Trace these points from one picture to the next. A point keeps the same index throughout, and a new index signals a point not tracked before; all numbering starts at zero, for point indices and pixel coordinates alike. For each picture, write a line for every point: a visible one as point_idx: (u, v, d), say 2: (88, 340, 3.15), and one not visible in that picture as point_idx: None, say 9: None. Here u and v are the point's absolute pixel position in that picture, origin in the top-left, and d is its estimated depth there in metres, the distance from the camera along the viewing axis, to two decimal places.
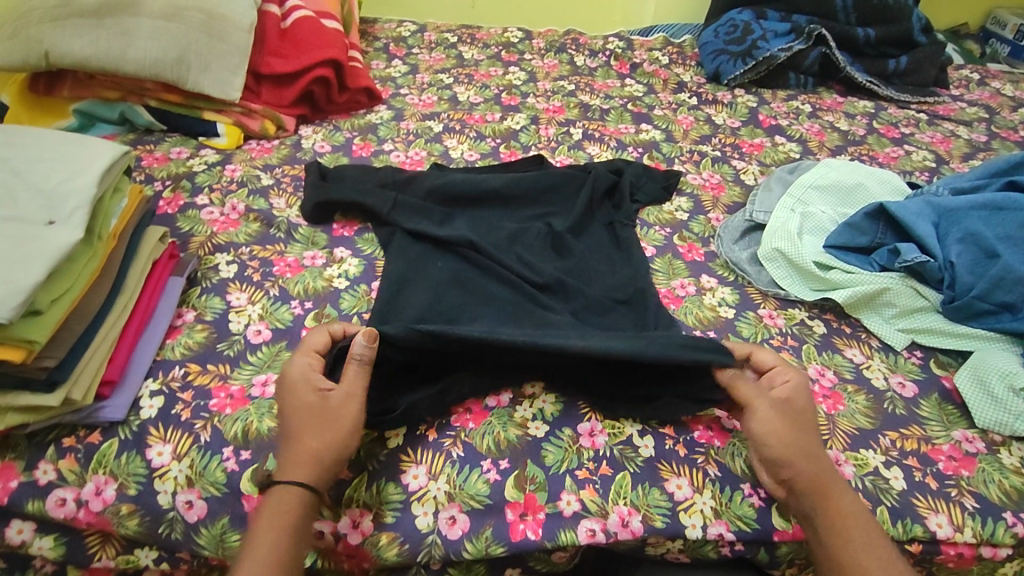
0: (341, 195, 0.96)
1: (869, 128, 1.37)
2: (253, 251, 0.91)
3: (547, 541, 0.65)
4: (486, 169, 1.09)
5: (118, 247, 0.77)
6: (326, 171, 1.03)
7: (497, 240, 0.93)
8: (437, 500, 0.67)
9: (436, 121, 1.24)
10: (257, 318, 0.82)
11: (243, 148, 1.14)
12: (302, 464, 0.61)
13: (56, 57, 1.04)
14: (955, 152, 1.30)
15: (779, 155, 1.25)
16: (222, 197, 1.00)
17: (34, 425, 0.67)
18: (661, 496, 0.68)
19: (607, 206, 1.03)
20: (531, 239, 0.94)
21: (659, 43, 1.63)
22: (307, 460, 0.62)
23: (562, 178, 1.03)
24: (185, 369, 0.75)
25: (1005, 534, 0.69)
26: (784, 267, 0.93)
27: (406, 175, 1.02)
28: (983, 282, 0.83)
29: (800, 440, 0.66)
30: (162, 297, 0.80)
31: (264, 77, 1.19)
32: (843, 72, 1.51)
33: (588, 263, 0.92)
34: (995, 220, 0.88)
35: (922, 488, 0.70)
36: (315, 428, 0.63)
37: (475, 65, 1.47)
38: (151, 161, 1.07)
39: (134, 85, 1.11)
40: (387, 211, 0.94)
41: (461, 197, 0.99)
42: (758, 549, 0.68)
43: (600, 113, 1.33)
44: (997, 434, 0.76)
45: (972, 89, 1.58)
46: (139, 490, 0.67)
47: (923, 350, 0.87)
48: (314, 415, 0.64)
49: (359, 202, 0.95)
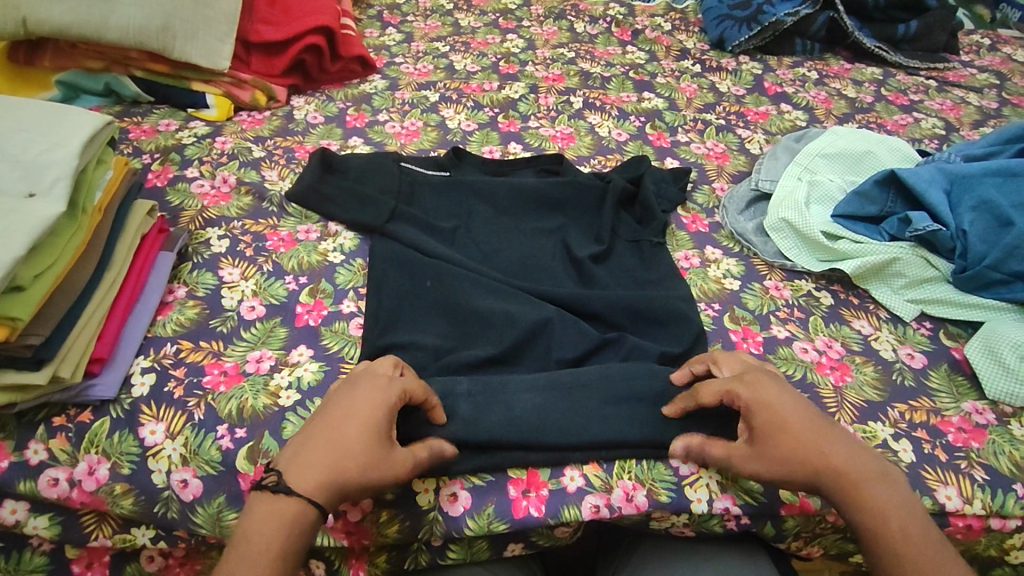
0: (334, 192, 0.90)
1: (878, 95, 1.33)
2: (246, 225, 0.89)
3: (550, 518, 0.64)
4: (507, 163, 1.01)
5: (104, 221, 0.74)
6: (329, 158, 0.95)
7: (507, 265, 0.85)
8: (438, 477, 0.65)
9: (432, 91, 1.20)
10: (251, 294, 0.80)
11: (234, 120, 1.10)
12: (326, 487, 0.56)
13: (36, 24, 0.99)
14: (966, 119, 1.27)
15: (786, 124, 1.21)
16: (213, 169, 0.98)
17: (23, 404, 0.65)
18: (666, 470, 0.67)
19: (629, 210, 0.94)
20: (544, 260, 0.86)
21: (661, 9, 1.58)
22: (329, 477, 0.56)
23: (586, 184, 0.93)
24: (177, 346, 0.73)
25: (1014, 506, 0.67)
26: (791, 238, 0.91)
27: (410, 183, 0.93)
28: (995, 250, 0.81)
29: (802, 449, 0.61)
30: (153, 272, 0.78)
31: (253, 46, 1.14)
32: (850, 38, 1.46)
33: (607, 272, 0.85)
34: (1009, 186, 0.85)
35: (931, 460, 0.69)
36: (359, 456, 0.57)
37: (472, 33, 1.42)
38: (138, 133, 1.04)
39: (118, 54, 1.07)
40: (383, 222, 0.87)
41: (471, 187, 0.93)
42: (764, 522, 0.67)
43: (602, 81, 1.29)
44: (1007, 405, 0.75)
45: (983, 55, 1.54)
46: (132, 469, 0.65)
47: (932, 321, 0.85)
48: (370, 450, 0.58)
49: (359, 199, 0.89)
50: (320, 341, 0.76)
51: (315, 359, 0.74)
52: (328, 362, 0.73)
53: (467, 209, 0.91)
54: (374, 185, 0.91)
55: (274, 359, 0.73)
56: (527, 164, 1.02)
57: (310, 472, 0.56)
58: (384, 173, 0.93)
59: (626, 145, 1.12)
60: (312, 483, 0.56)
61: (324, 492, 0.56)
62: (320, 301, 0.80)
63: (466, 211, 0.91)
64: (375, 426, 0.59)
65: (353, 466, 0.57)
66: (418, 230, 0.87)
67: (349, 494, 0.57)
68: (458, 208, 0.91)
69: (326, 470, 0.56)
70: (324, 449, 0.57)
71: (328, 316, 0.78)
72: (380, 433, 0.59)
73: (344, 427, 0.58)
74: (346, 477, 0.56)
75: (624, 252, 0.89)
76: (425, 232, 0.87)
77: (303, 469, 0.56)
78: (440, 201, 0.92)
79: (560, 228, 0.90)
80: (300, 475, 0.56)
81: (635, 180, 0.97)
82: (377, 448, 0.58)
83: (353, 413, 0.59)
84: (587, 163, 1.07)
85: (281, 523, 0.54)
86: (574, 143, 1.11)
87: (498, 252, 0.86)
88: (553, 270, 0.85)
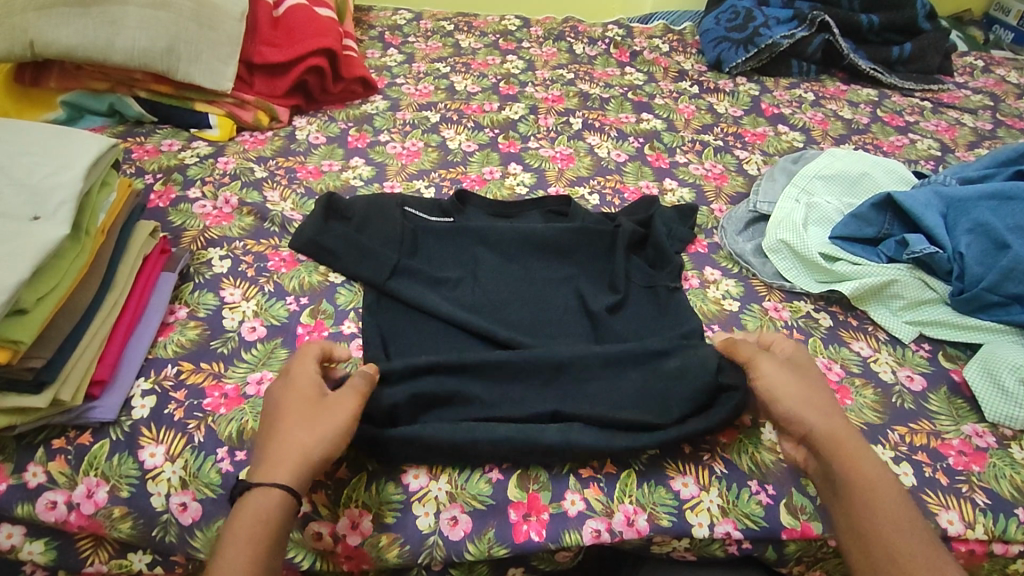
0: (335, 241, 0.87)
1: (874, 116, 1.35)
2: (247, 245, 0.89)
3: (550, 542, 0.63)
4: (514, 206, 0.98)
5: (107, 242, 0.75)
6: (332, 204, 0.93)
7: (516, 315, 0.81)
8: (438, 501, 0.65)
9: (433, 111, 1.22)
10: (252, 315, 0.80)
11: (236, 140, 1.11)
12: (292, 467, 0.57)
13: (42, 47, 1.01)
14: (961, 140, 1.28)
15: (783, 145, 1.23)
16: (215, 190, 0.98)
17: (22, 427, 0.65)
18: (666, 495, 0.67)
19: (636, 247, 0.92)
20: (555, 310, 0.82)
21: (659, 31, 1.60)
22: (292, 458, 0.58)
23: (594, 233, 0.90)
24: (178, 367, 0.73)
25: (1017, 531, 0.67)
26: (789, 259, 0.92)
27: (412, 233, 0.90)
28: (993, 272, 0.82)
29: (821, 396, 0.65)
30: (154, 293, 0.79)
31: (256, 67, 1.16)
32: (846, 60, 1.48)
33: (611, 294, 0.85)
34: (1004, 210, 0.86)
35: (932, 484, 0.69)
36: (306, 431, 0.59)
37: (472, 54, 1.44)
38: (141, 153, 1.04)
39: (123, 75, 1.08)
40: (383, 278, 0.83)
41: (476, 235, 0.90)
42: (766, 547, 0.67)
43: (601, 102, 1.30)
44: (1007, 428, 0.75)
45: (977, 77, 1.56)
46: (131, 493, 0.65)
47: (931, 343, 0.85)
48: (301, 413, 0.61)
49: (361, 250, 0.86)
50: None
51: None
52: None
53: (472, 256, 0.88)
54: (376, 237, 0.88)
55: None
56: (534, 205, 0.99)
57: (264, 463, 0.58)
58: (386, 220, 0.90)
59: (625, 166, 1.13)
60: (267, 470, 0.57)
61: (288, 468, 0.57)
62: (321, 322, 0.80)
63: (471, 260, 0.88)
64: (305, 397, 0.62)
65: (295, 433, 0.59)
66: (421, 283, 0.83)
67: (316, 457, 0.59)
68: (462, 256, 0.89)
69: (275, 452, 0.58)
70: (276, 439, 0.59)
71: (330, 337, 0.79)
72: (305, 398, 0.62)
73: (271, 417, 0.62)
74: (303, 450, 0.58)
75: (639, 298, 0.85)
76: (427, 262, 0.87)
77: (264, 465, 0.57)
78: (444, 247, 0.89)
79: (571, 273, 0.87)
80: (262, 468, 0.58)
81: (644, 223, 0.95)
82: (306, 413, 0.61)
83: (279, 402, 0.62)
84: (587, 184, 1.07)
85: (259, 513, 0.55)
86: (573, 163, 1.12)
87: (507, 299, 0.83)
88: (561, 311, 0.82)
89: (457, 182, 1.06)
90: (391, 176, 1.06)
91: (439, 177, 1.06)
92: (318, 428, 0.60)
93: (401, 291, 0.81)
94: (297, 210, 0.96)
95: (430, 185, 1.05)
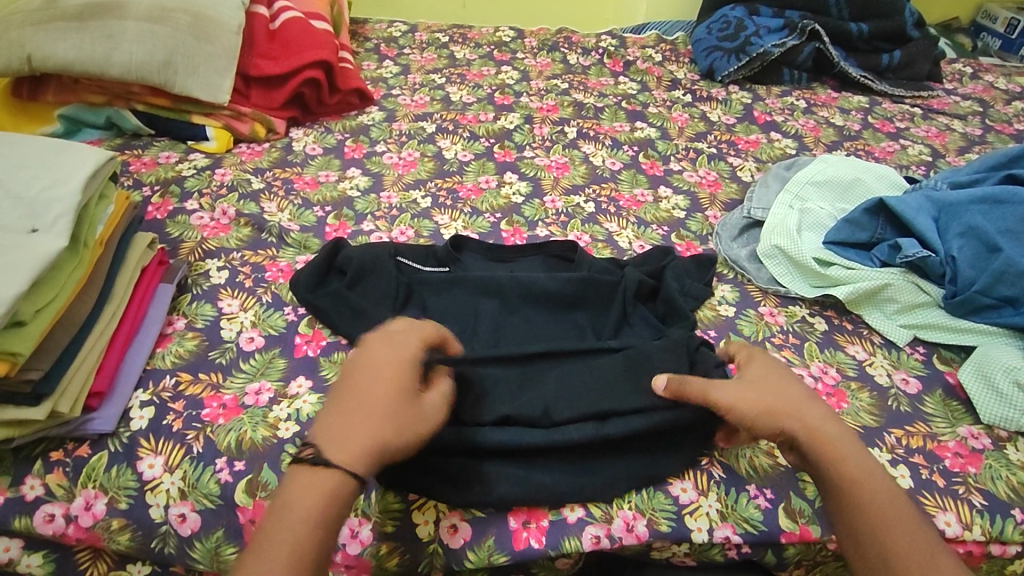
0: (327, 301, 0.81)
1: (865, 123, 1.37)
2: (245, 256, 0.90)
3: (550, 549, 0.63)
4: (518, 249, 0.92)
5: (104, 255, 0.75)
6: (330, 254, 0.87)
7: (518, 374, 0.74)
8: (438, 508, 0.65)
9: (429, 122, 1.23)
10: (250, 325, 0.80)
11: (233, 152, 1.12)
12: (368, 457, 0.54)
13: (40, 61, 1.03)
14: (951, 146, 1.30)
15: (775, 152, 1.24)
16: (212, 202, 0.99)
17: (20, 440, 0.65)
18: (666, 499, 0.67)
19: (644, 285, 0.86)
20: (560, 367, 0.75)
21: (651, 41, 1.62)
22: (368, 446, 0.54)
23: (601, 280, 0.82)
24: (176, 379, 0.73)
25: (1013, 532, 0.67)
26: (784, 264, 0.92)
27: (406, 288, 0.82)
28: (984, 276, 0.82)
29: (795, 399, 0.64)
30: (152, 304, 0.79)
31: (253, 80, 1.17)
32: (836, 67, 1.50)
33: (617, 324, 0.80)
34: (994, 213, 0.87)
35: (929, 486, 0.69)
36: (388, 421, 0.55)
37: (467, 65, 1.45)
38: (139, 166, 1.05)
39: (120, 88, 1.09)
40: None
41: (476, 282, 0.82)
42: (765, 551, 0.67)
43: (595, 111, 1.32)
44: (1003, 429, 0.76)
45: (965, 83, 1.58)
46: (130, 504, 0.65)
47: (925, 346, 0.86)
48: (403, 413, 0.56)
49: (351, 309, 0.80)
50: (319, 372, 0.76)
51: (314, 391, 0.73)
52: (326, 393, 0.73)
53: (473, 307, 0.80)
54: (371, 293, 0.81)
55: (273, 392, 0.73)
56: (537, 251, 0.92)
57: (344, 445, 0.54)
58: (384, 263, 0.84)
59: (620, 174, 1.14)
60: (352, 454, 0.53)
61: (362, 454, 0.54)
62: (318, 332, 0.80)
63: (472, 309, 0.80)
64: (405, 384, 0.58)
65: (386, 424, 0.55)
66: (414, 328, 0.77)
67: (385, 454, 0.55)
68: (462, 304, 0.81)
69: (358, 432, 0.54)
70: (356, 416, 0.55)
71: (327, 346, 0.79)
72: (403, 388, 0.57)
73: (367, 384, 0.57)
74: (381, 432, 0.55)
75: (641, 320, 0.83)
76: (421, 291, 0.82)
77: (343, 437, 0.54)
78: (441, 298, 0.81)
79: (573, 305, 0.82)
80: (340, 440, 0.54)
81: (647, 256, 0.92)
82: (403, 413, 0.56)
83: (376, 368, 0.58)
84: (582, 192, 1.08)
85: (325, 493, 0.52)
86: (568, 172, 1.13)
87: (507, 307, 0.81)
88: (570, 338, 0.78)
89: (453, 191, 1.06)
90: (388, 187, 1.06)
91: (435, 187, 1.07)
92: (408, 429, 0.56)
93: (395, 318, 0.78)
94: (294, 220, 0.97)
95: (426, 195, 1.05)
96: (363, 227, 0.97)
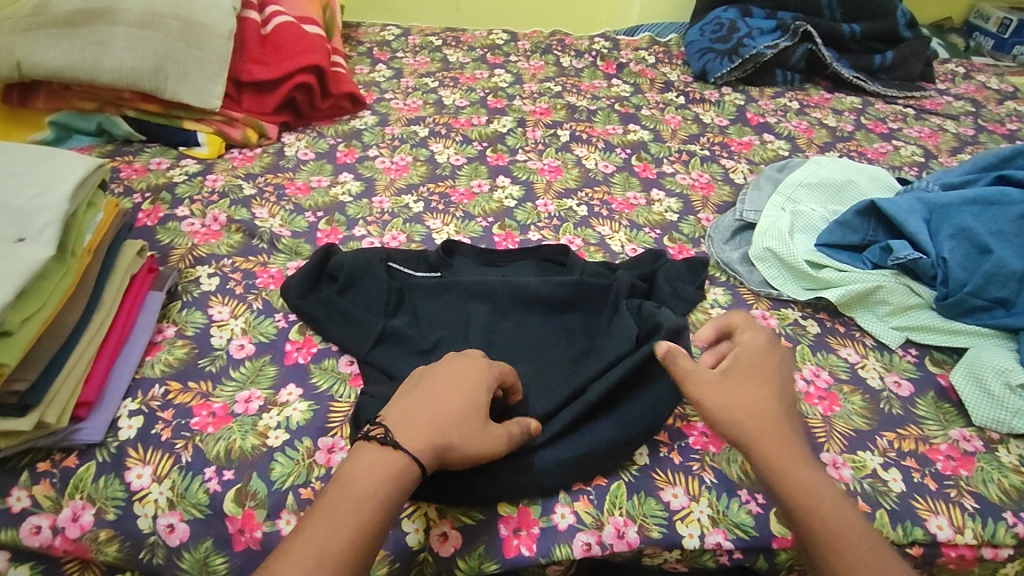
0: (317, 308, 0.80)
1: (858, 124, 1.37)
2: (236, 263, 0.89)
3: (540, 556, 0.63)
4: (510, 253, 0.91)
5: (94, 263, 0.75)
6: (320, 259, 0.86)
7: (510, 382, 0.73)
8: (428, 517, 0.65)
9: (421, 126, 1.23)
10: (240, 332, 0.80)
11: (225, 157, 1.11)
12: (431, 452, 0.56)
13: (29, 68, 1.02)
14: (944, 146, 1.30)
15: (768, 153, 1.24)
16: (203, 208, 0.98)
17: (6, 451, 0.64)
18: (657, 505, 0.67)
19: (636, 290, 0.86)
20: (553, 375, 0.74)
21: (645, 43, 1.62)
22: (432, 443, 0.57)
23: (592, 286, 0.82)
24: (165, 388, 0.73)
25: (1005, 535, 0.67)
26: (776, 267, 0.92)
27: (397, 296, 0.82)
28: (976, 277, 0.82)
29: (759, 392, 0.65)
30: (142, 312, 0.78)
31: (244, 85, 1.16)
32: (829, 68, 1.50)
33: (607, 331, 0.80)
34: (986, 215, 0.87)
35: (921, 490, 0.69)
36: (457, 427, 0.58)
37: (460, 68, 1.45)
38: (129, 173, 1.05)
39: (111, 95, 1.09)
40: (364, 352, 0.76)
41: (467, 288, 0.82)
42: (757, 557, 0.67)
43: (588, 114, 1.31)
44: (995, 432, 0.75)
45: (958, 83, 1.58)
46: (118, 515, 0.64)
47: (917, 348, 0.86)
48: (471, 424, 0.59)
49: (341, 316, 0.79)
50: (309, 379, 0.75)
51: (304, 398, 0.73)
52: (316, 401, 0.73)
53: (465, 312, 0.80)
54: (362, 302, 0.81)
55: (263, 400, 0.73)
56: (529, 255, 0.92)
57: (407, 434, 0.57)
58: (375, 270, 0.83)
59: (612, 177, 1.13)
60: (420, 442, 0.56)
61: (427, 447, 0.56)
62: (309, 338, 0.80)
63: (464, 314, 0.80)
64: (476, 403, 0.60)
65: (454, 428, 0.58)
66: (404, 335, 0.77)
67: (448, 460, 0.58)
68: (453, 309, 0.80)
69: (427, 427, 0.57)
70: (426, 414, 0.58)
71: (318, 353, 0.78)
72: (478, 408, 0.60)
73: (441, 391, 0.60)
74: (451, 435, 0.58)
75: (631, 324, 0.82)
76: (411, 297, 0.82)
77: (408, 431, 0.57)
78: (431, 303, 0.81)
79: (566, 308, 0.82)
80: (405, 428, 0.57)
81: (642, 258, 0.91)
82: (473, 420, 0.59)
83: (458, 383, 0.61)
84: (574, 196, 1.08)
85: (390, 473, 0.54)
86: (561, 176, 1.12)
87: (498, 312, 0.81)
88: (560, 342, 0.78)
89: (445, 195, 1.06)
90: (380, 192, 1.06)
91: (427, 191, 1.07)
92: (474, 442, 0.59)
93: (385, 323, 0.78)
94: (285, 226, 0.97)
95: (418, 200, 1.05)
96: (355, 232, 0.97)
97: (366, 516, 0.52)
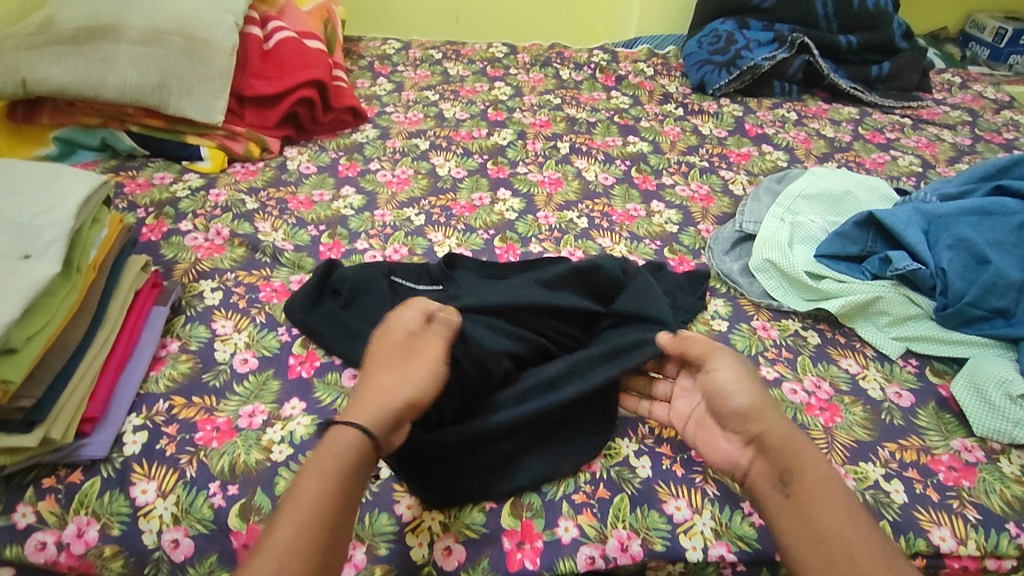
0: (319, 324, 0.81)
1: (855, 134, 1.38)
2: (239, 277, 0.90)
3: (544, 570, 0.63)
4: (511, 266, 0.92)
5: (98, 279, 0.75)
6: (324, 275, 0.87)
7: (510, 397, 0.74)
8: (432, 531, 0.65)
9: (422, 139, 1.24)
10: (244, 346, 0.81)
11: (228, 172, 1.12)
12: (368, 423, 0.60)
13: (34, 84, 1.03)
14: (941, 156, 1.31)
15: (767, 164, 1.25)
16: (206, 222, 0.99)
17: (12, 467, 0.65)
18: (660, 518, 0.67)
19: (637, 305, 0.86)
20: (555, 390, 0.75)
21: (643, 55, 1.64)
22: (367, 410, 0.61)
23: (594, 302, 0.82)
24: (169, 402, 0.73)
25: (1009, 546, 0.67)
26: (776, 278, 0.93)
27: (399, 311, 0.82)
28: (974, 288, 0.83)
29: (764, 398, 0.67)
30: (146, 327, 0.79)
31: (247, 100, 1.17)
32: (826, 79, 1.52)
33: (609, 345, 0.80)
34: (984, 225, 0.88)
35: (923, 501, 0.69)
36: (383, 385, 0.64)
37: (460, 81, 1.46)
38: (133, 188, 1.05)
39: (115, 110, 1.10)
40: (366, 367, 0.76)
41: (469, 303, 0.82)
42: (760, 569, 0.67)
43: (588, 126, 1.32)
44: (996, 442, 0.76)
45: (955, 93, 1.59)
46: (123, 530, 0.64)
47: (918, 358, 0.86)
48: (392, 372, 0.65)
49: (344, 330, 0.80)
50: (313, 394, 0.76)
51: (308, 412, 0.73)
52: (319, 415, 0.73)
53: None
54: (364, 317, 0.81)
55: (266, 414, 0.73)
56: (530, 267, 0.92)
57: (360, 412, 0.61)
58: (377, 285, 0.84)
59: (613, 189, 1.14)
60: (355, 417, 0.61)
61: (364, 415, 0.61)
62: (312, 352, 0.80)
63: None
64: (393, 356, 0.67)
65: (382, 385, 0.64)
66: None
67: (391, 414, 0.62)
68: None
69: (362, 399, 0.63)
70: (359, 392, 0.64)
71: (321, 367, 0.79)
72: (396, 359, 0.67)
73: (368, 367, 0.67)
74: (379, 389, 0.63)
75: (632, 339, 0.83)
76: None
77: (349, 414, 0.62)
78: None
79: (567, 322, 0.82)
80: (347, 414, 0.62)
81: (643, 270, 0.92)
82: (394, 370, 0.66)
83: (379, 352, 0.67)
84: (575, 208, 1.09)
85: (331, 462, 0.57)
86: (561, 188, 1.13)
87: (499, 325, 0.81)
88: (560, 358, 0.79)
89: (447, 208, 1.07)
90: (381, 205, 1.07)
91: (428, 204, 1.08)
92: (403, 384, 0.64)
93: None
94: (288, 240, 0.98)
95: (420, 213, 1.05)
96: (357, 245, 0.98)
97: (316, 503, 0.54)
